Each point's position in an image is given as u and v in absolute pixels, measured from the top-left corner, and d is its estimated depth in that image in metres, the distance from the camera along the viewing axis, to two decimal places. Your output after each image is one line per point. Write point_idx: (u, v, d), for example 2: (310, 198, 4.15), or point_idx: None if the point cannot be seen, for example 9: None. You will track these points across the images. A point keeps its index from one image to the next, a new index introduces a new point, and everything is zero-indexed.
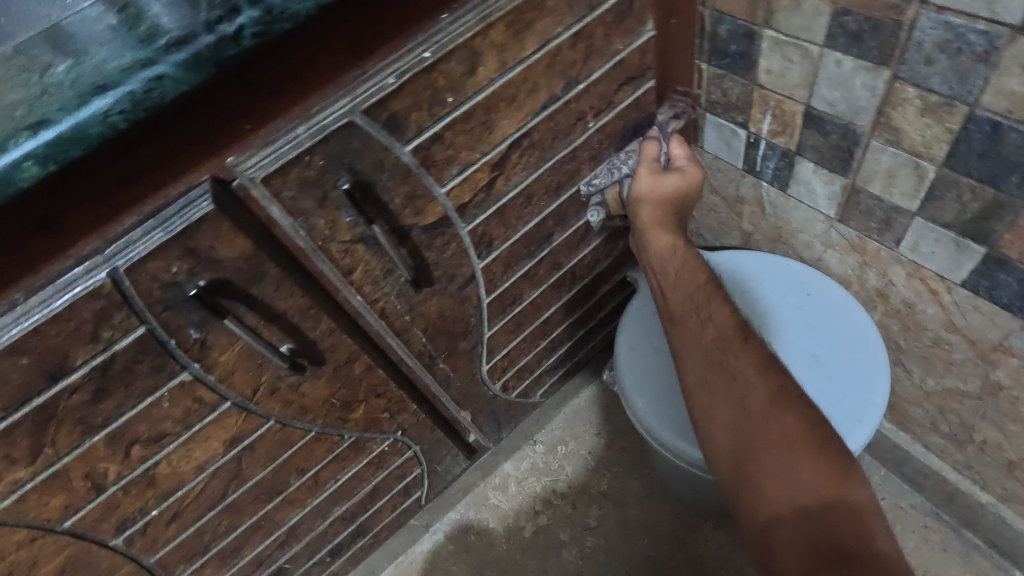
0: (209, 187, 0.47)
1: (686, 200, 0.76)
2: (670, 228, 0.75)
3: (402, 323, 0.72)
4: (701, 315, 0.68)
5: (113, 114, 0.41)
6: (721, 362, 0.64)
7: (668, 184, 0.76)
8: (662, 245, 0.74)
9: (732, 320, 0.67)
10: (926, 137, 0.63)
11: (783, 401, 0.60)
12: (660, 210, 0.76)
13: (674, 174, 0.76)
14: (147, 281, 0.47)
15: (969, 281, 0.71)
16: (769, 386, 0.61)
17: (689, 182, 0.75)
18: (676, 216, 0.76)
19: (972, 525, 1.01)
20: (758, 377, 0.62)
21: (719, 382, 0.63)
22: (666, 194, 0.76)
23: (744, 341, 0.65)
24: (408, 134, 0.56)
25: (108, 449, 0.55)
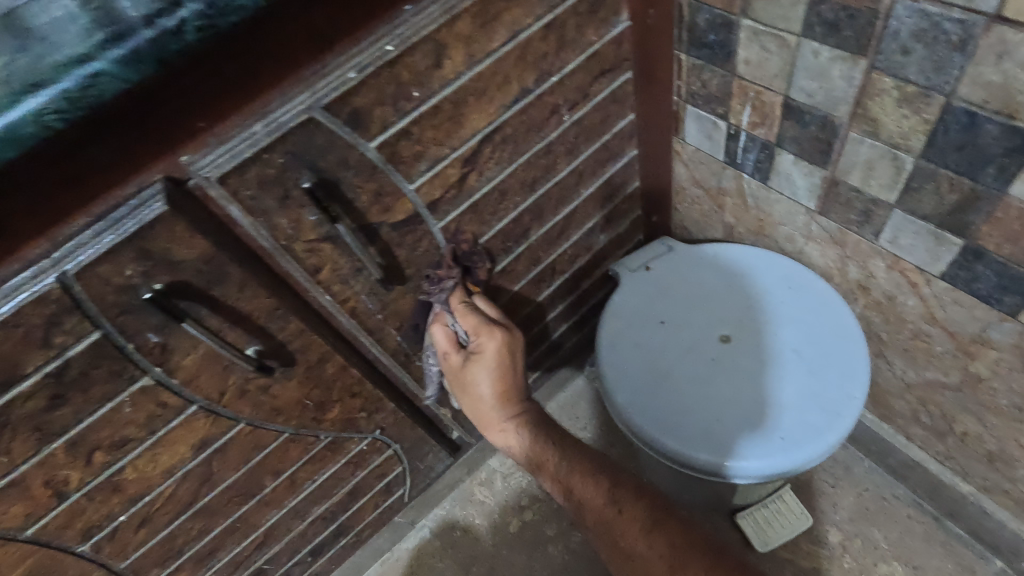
0: (161, 187, 0.45)
1: (502, 381, 0.73)
2: (507, 416, 0.75)
3: (375, 322, 0.70)
4: (579, 494, 0.71)
5: (49, 113, 0.41)
6: (617, 542, 0.68)
7: (475, 377, 0.73)
8: (499, 436, 0.75)
9: (604, 492, 0.70)
10: (904, 128, 0.62)
11: (679, 560, 0.64)
12: (495, 395, 0.74)
13: (472, 359, 0.72)
14: (100, 285, 0.46)
15: (948, 274, 0.70)
16: (662, 551, 0.65)
17: (486, 362, 0.72)
18: (505, 403, 0.74)
19: (955, 515, 1.02)
20: (648, 547, 0.66)
21: (627, 564, 0.67)
22: (480, 390, 0.74)
23: (622, 509, 0.69)
24: (373, 129, 0.54)
25: (68, 456, 0.54)
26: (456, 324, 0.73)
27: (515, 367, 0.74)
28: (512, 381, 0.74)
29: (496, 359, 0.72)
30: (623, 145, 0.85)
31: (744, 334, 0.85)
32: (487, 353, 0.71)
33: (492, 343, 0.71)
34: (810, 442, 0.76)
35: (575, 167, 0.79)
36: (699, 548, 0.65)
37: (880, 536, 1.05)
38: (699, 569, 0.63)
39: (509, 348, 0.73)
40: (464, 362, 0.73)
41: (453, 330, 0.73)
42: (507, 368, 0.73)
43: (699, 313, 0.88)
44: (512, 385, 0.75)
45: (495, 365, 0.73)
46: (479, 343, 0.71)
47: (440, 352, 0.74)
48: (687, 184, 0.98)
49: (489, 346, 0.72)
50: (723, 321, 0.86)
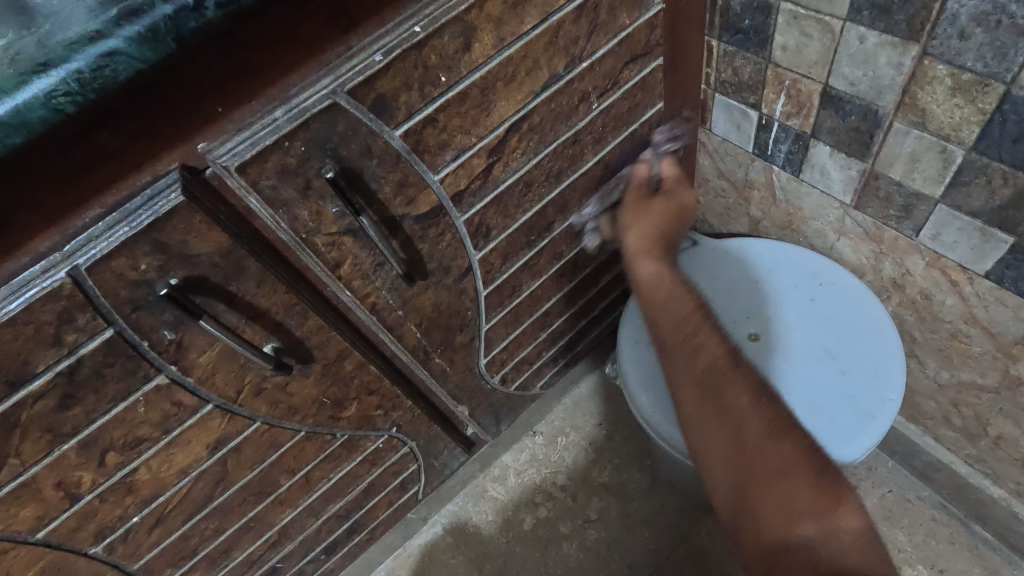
0: (178, 176, 0.43)
1: (672, 226, 0.69)
2: (657, 256, 0.66)
3: (395, 318, 0.68)
4: (690, 341, 0.60)
5: (59, 96, 0.34)
6: (712, 383, 0.57)
7: (657, 206, 0.69)
8: (649, 275, 0.65)
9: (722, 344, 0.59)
10: (955, 119, 0.59)
11: (779, 429, 0.55)
12: (642, 238, 0.67)
13: (665, 197, 0.70)
14: (113, 280, 0.44)
15: (994, 272, 0.67)
16: (766, 417, 0.55)
17: (679, 203, 0.70)
18: (661, 247, 0.67)
19: (982, 518, 0.99)
20: (752, 408, 0.56)
21: (713, 411, 0.56)
22: (642, 244, 0.67)
23: (737, 366, 0.58)
24: (398, 117, 0.51)
25: (81, 458, 0.52)
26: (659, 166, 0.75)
27: (685, 231, 0.70)
28: (677, 236, 0.69)
29: (680, 213, 0.70)
30: (650, 135, 0.82)
31: (772, 332, 0.82)
32: (683, 197, 0.70)
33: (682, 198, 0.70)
34: (842, 445, 0.73)
35: (601, 157, 0.76)
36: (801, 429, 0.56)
37: (904, 539, 1.03)
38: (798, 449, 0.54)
39: (681, 211, 0.70)
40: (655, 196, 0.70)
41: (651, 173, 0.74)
42: (685, 219, 0.70)
43: (726, 309, 0.85)
44: (674, 235, 0.69)
45: (671, 214, 0.69)
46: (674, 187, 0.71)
47: (634, 182, 0.72)
48: (712, 175, 0.95)
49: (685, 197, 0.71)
50: (750, 318, 0.83)
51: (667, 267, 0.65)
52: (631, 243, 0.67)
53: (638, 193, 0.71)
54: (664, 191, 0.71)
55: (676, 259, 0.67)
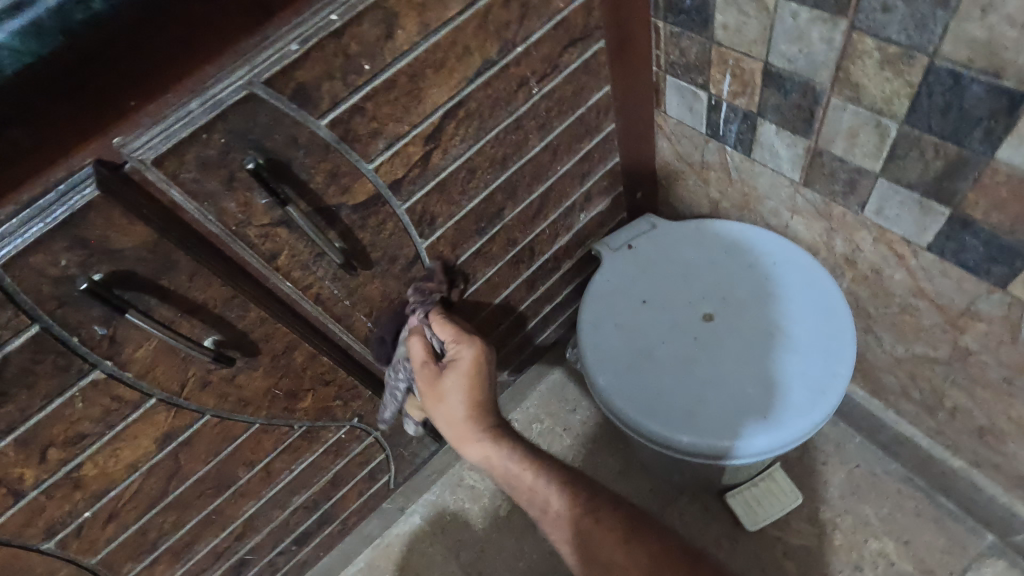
0: (93, 171, 0.43)
1: (473, 399, 0.71)
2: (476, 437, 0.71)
3: (343, 308, 0.68)
4: (551, 512, 0.68)
5: None
6: (587, 541, 0.66)
7: (447, 387, 0.70)
8: (479, 457, 0.71)
9: (586, 508, 0.67)
10: (886, 92, 0.59)
11: (658, 570, 0.62)
12: (455, 426, 0.71)
13: (452, 370, 0.70)
14: (33, 277, 0.44)
15: (935, 244, 0.68)
16: (641, 561, 0.63)
17: (461, 375, 0.70)
18: (478, 421, 0.70)
19: (946, 490, 1.00)
20: (626, 558, 0.63)
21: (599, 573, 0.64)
22: (461, 426, 0.71)
23: (597, 519, 0.67)
24: (323, 106, 0.51)
25: (20, 454, 0.52)
26: (434, 336, 0.73)
27: (490, 383, 0.72)
28: (488, 399, 0.72)
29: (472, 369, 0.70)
30: (600, 120, 0.82)
31: (727, 313, 0.82)
32: (463, 363, 0.70)
33: (467, 358, 0.70)
34: (794, 421, 0.74)
35: (548, 143, 0.76)
36: (669, 558, 0.63)
37: (870, 512, 1.04)
38: None
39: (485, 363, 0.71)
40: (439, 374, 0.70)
41: (431, 342, 0.73)
42: (482, 382, 0.71)
43: (682, 291, 0.85)
44: (482, 399, 0.71)
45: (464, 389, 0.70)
46: (455, 353, 0.70)
47: (416, 365, 0.71)
48: (670, 158, 0.95)
49: (466, 361, 0.70)
50: (706, 299, 0.84)
51: (486, 438, 0.71)
52: (451, 432, 0.72)
53: (428, 372, 0.70)
54: (445, 367, 0.70)
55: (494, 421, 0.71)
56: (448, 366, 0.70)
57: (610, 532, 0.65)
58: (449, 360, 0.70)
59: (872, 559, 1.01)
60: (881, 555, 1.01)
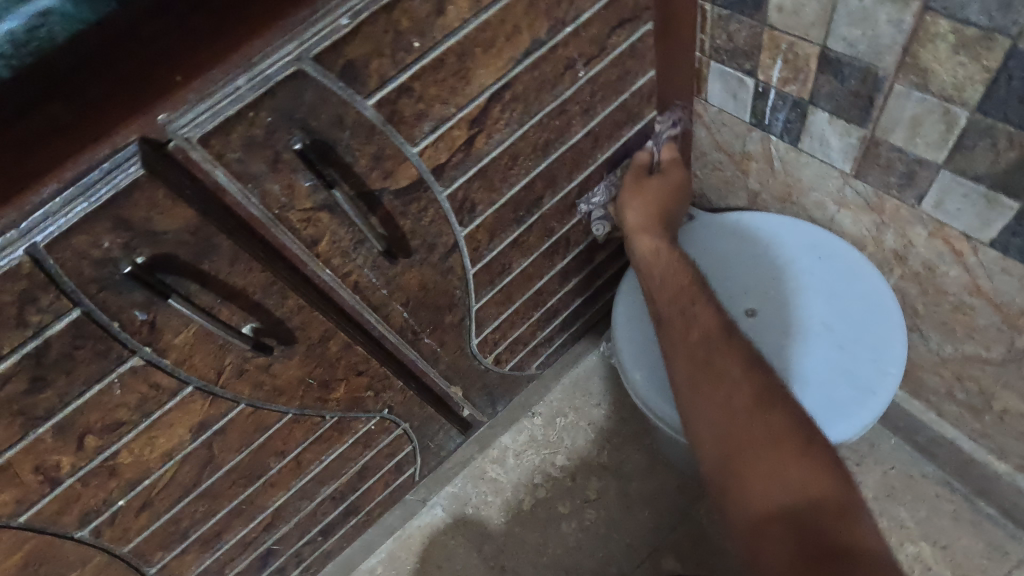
0: (137, 150, 0.41)
1: (665, 208, 0.80)
2: (656, 231, 0.77)
3: (380, 297, 0.66)
4: (684, 320, 0.70)
5: None
6: (705, 362, 0.67)
7: (652, 188, 0.80)
8: (647, 248, 0.77)
9: (741, 364, 0.66)
10: (958, 77, 0.56)
11: (770, 401, 0.63)
12: (642, 217, 0.78)
13: (661, 177, 0.81)
14: (75, 258, 0.42)
15: (999, 240, 0.65)
16: (755, 385, 0.65)
17: (668, 184, 0.81)
18: (660, 218, 0.78)
19: (986, 494, 0.98)
20: (743, 375, 0.65)
21: (706, 380, 0.66)
22: (643, 214, 0.78)
23: (728, 337, 0.68)
24: (370, 85, 0.49)
25: (57, 441, 0.51)
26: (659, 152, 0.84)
27: (681, 208, 0.82)
28: (670, 212, 0.80)
29: (674, 185, 0.81)
30: (642, 106, 0.79)
31: (771, 307, 0.79)
32: (675, 180, 0.81)
33: (676, 174, 0.82)
34: (842, 421, 0.72)
35: (590, 129, 0.73)
36: (793, 403, 0.64)
37: (906, 515, 1.01)
38: (784, 415, 0.62)
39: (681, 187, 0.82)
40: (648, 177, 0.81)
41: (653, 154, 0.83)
42: (676, 199, 0.81)
43: (723, 285, 0.83)
44: (671, 222, 0.80)
45: (660, 198, 0.80)
46: (668, 169, 0.82)
47: (636, 165, 0.83)
48: (709, 148, 0.92)
49: (674, 178, 0.82)
50: (748, 293, 0.81)
51: (662, 237, 0.77)
52: (631, 219, 0.79)
53: (637, 174, 0.81)
54: (660, 176, 0.82)
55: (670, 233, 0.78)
56: (660, 172, 0.82)
57: (749, 397, 0.64)
58: (664, 170, 0.82)
59: (907, 563, 0.98)
60: (917, 560, 0.98)
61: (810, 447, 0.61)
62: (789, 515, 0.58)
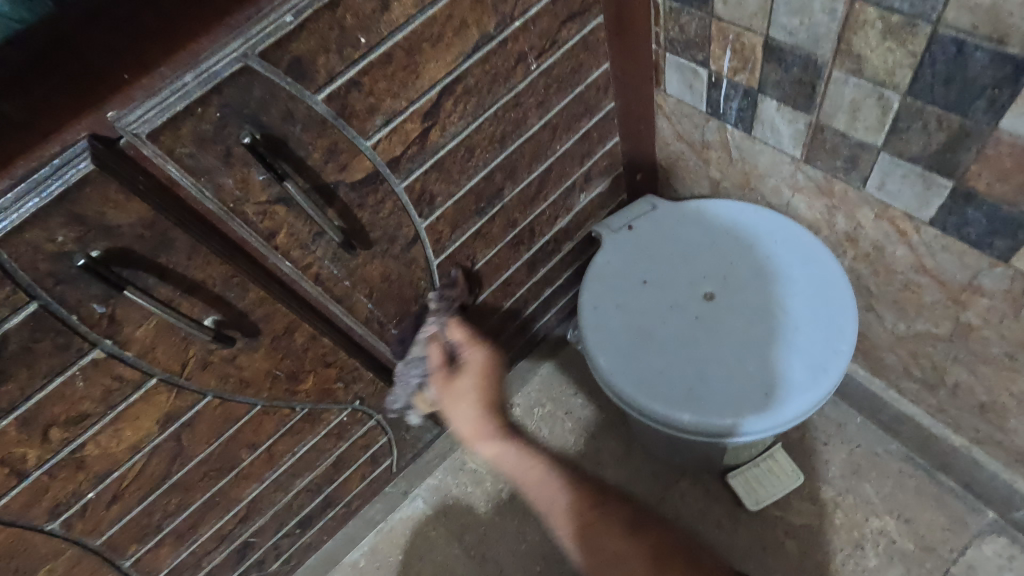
0: (88, 145, 0.43)
1: (483, 400, 0.73)
2: (490, 435, 0.71)
3: (343, 289, 0.68)
4: (554, 507, 0.67)
5: None
6: (600, 543, 0.64)
7: (461, 386, 0.73)
8: (491, 455, 0.71)
9: (621, 530, 0.64)
10: (889, 63, 0.59)
11: (665, 555, 0.63)
12: (472, 425, 0.72)
13: (464, 370, 0.74)
14: (30, 252, 0.43)
15: (937, 219, 0.67)
16: (646, 550, 0.63)
17: (478, 370, 0.75)
18: (488, 418, 0.72)
19: (947, 468, 1.01)
20: (631, 546, 0.63)
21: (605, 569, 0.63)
22: (466, 410, 0.72)
23: (601, 508, 0.66)
24: (319, 80, 0.51)
25: (22, 434, 0.52)
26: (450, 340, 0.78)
27: (497, 387, 0.75)
28: (489, 400, 0.73)
29: (482, 371, 0.75)
30: (599, 98, 0.81)
31: (729, 291, 0.82)
32: (474, 365, 0.75)
33: (479, 355, 0.75)
34: (795, 398, 0.74)
35: (547, 122, 0.75)
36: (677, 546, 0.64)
37: (871, 491, 1.05)
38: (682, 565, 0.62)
39: (495, 362, 0.76)
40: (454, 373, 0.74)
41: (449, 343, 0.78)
42: (490, 384, 0.74)
43: (683, 270, 0.85)
44: (494, 399, 0.74)
45: (478, 386, 0.73)
46: (468, 354, 0.76)
47: (433, 368, 0.77)
48: (670, 138, 0.95)
49: (477, 360, 0.75)
50: (707, 278, 0.84)
51: (496, 437, 0.71)
52: (462, 431, 0.73)
53: (440, 378, 0.75)
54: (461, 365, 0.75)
55: (505, 423, 0.73)
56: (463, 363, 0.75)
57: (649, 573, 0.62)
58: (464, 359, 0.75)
59: (872, 538, 1.01)
60: (882, 533, 1.01)
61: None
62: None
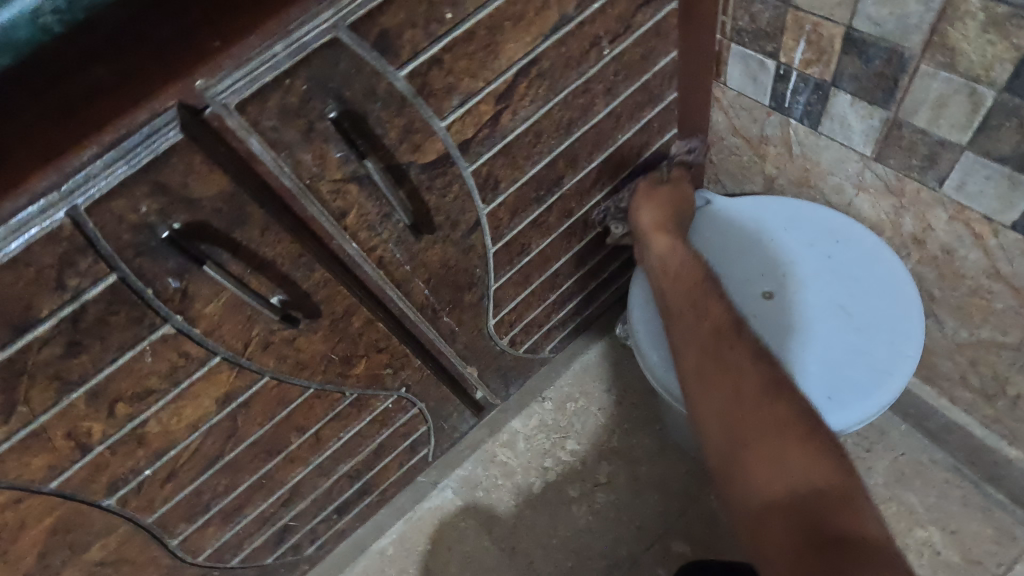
0: (176, 114, 0.41)
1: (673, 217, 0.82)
2: (671, 233, 0.80)
3: (403, 273, 0.67)
4: (698, 308, 0.72)
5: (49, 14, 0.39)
6: (718, 346, 0.69)
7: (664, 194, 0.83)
8: (661, 248, 0.79)
9: (748, 354, 0.68)
10: (987, 56, 0.57)
11: (776, 390, 0.65)
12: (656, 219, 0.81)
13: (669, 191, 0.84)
14: (115, 222, 0.43)
15: (1020, 222, 0.66)
16: (762, 373, 0.66)
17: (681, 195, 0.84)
18: (671, 223, 0.81)
19: (997, 480, 0.98)
20: (753, 365, 0.67)
21: (716, 368, 0.68)
22: (656, 222, 0.81)
23: (738, 332, 0.70)
24: (402, 56, 0.49)
25: (89, 407, 0.51)
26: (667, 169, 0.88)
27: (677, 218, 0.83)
28: (678, 220, 0.82)
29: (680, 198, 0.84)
30: (663, 87, 0.79)
31: (788, 289, 0.80)
32: (674, 195, 0.83)
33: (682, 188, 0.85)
34: (857, 402, 0.72)
35: (612, 110, 0.73)
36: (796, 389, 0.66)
37: (916, 500, 1.02)
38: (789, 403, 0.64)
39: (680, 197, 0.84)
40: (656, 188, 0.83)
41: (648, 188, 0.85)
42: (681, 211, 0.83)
43: (739, 267, 0.83)
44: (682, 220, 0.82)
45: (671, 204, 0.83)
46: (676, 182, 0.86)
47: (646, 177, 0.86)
48: (726, 132, 0.92)
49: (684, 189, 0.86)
50: (765, 276, 0.82)
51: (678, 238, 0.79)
52: (643, 222, 0.82)
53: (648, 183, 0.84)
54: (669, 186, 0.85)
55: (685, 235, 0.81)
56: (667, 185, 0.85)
57: (759, 384, 0.65)
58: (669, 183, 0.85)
59: (917, 548, 0.99)
60: (926, 543, 0.99)
61: (814, 436, 0.62)
62: (802, 508, 0.59)
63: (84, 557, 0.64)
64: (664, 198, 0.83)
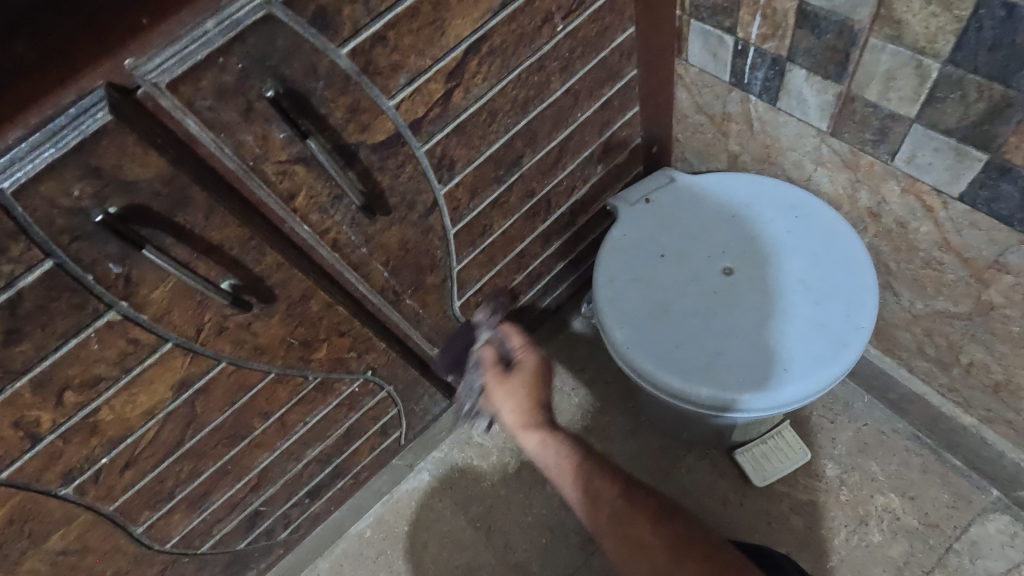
0: (104, 95, 0.41)
1: (533, 397, 0.73)
2: (538, 425, 0.72)
3: (360, 256, 0.66)
4: (589, 486, 0.69)
5: None
6: (621, 526, 0.66)
7: (512, 382, 0.73)
8: (535, 446, 0.72)
9: (646, 519, 0.66)
10: (931, 29, 0.57)
11: (684, 552, 0.63)
12: (520, 412, 0.72)
13: (516, 369, 0.74)
14: (45, 207, 0.42)
15: (967, 194, 0.66)
16: (666, 540, 0.65)
17: (531, 369, 0.74)
18: (535, 410, 0.72)
19: (954, 447, 1.01)
20: (654, 535, 0.65)
21: (627, 550, 0.65)
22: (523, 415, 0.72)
23: (630, 497, 0.68)
24: (343, 33, 0.48)
25: (36, 396, 0.51)
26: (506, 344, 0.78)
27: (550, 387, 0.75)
28: (540, 403, 0.73)
29: (534, 373, 0.74)
30: (622, 64, 0.79)
31: (748, 265, 0.81)
32: (527, 365, 0.74)
33: (530, 359, 0.74)
34: (815, 372, 0.74)
35: (569, 87, 0.73)
36: (703, 541, 0.64)
37: (877, 469, 1.05)
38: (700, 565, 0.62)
39: (540, 369, 0.74)
40: (506, 372, 0.74)
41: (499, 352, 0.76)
42: (542, 384, 0.74)
43: (700, 245, 0.84)
44: (544, 396, 0.74)
45: (529, 385, 0.73)
46: (522, 356, 0.75)
47: (485, 366, 0.75)
48: (690, 111, 0.92)
49: (533, 358, 0.75)
50: (726, 252, 0.83)
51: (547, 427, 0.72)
52: (510, 420, 0.73)
53: (495, 373, 0.74)
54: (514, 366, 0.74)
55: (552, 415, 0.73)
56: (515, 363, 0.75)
57: (671, 556, 0.64)
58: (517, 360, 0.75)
59: (878, 514, 1.02)
60: (887, 510, 1.02)
61: None
62: None
63: (44, 547, 0.63)
64: (514, 384, 0.73)
